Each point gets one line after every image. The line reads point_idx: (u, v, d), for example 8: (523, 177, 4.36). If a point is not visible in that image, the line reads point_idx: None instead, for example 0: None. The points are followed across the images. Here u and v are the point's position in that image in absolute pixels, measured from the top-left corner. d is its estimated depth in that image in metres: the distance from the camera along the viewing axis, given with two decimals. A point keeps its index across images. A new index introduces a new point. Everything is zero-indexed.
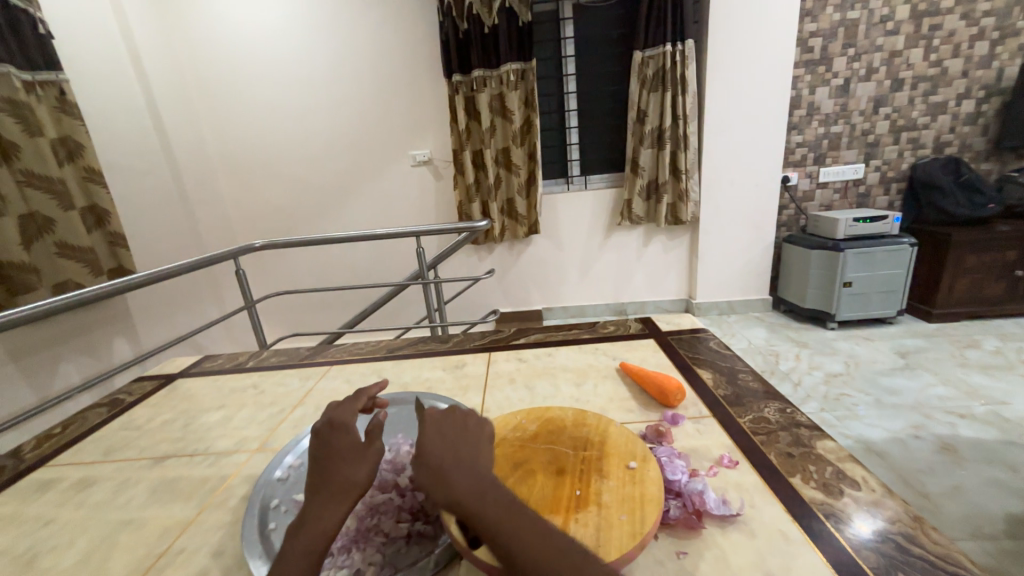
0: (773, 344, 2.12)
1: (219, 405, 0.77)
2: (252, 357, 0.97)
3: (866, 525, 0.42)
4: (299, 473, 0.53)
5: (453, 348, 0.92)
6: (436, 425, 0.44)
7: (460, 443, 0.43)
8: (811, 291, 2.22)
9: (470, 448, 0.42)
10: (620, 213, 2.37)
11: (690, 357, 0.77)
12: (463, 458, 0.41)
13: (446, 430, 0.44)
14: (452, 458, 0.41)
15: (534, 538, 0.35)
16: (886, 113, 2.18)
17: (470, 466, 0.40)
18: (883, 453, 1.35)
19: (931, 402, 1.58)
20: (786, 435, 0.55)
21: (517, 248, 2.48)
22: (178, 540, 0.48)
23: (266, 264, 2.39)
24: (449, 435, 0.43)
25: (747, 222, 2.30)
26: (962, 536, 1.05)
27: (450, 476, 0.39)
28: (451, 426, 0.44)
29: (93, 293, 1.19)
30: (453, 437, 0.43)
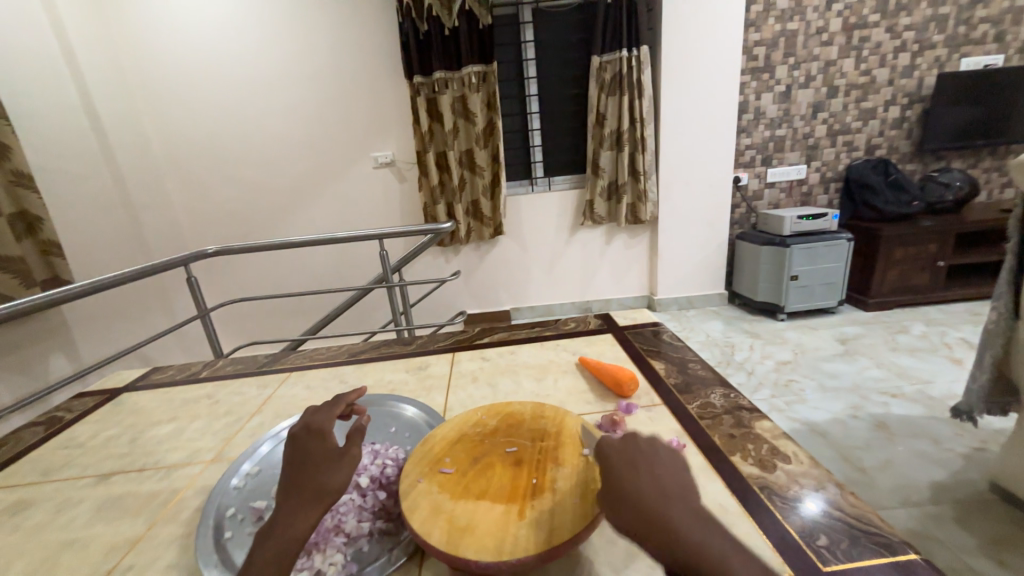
0: (728, 336, 2.23)
1: (170, 418, 0.74)
2: (207, 366, 0.94)
3: (796, 495, 0.46)
4: (257, 480, 0.52)
5: (417, 349, 0.92)
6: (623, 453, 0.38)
7: (654, 467, 0.37)
8: (761, 285, 2.35)
9: (665, 474, 0.37)
10: (583, 213, 2.43)
11: (646, 350, 0.81)
12: (664, 485, 0.35)
13: (632, 455, 0.38)
14: (656, 489, 0.35)
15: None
16: (824, 117, 2.35)
17: (683, 501, 0.34)
18: (826, 433, 1.46)
19: (868, 384, 1.72)
20: (729, 418, 0.60)
21: (483, 249, 2.49)
22: (127, 557, 0.46)
23: (221, 271, 2.29)
24: (637, 460, 0.38)
25: (702, 221, 2.42)
26: (893, 504, 1.15)
27: (665, 510, 0.33)
28: (638, 448, 0.39)
29: (27, 304, 1.11)
30: (643, 461, 0.38)
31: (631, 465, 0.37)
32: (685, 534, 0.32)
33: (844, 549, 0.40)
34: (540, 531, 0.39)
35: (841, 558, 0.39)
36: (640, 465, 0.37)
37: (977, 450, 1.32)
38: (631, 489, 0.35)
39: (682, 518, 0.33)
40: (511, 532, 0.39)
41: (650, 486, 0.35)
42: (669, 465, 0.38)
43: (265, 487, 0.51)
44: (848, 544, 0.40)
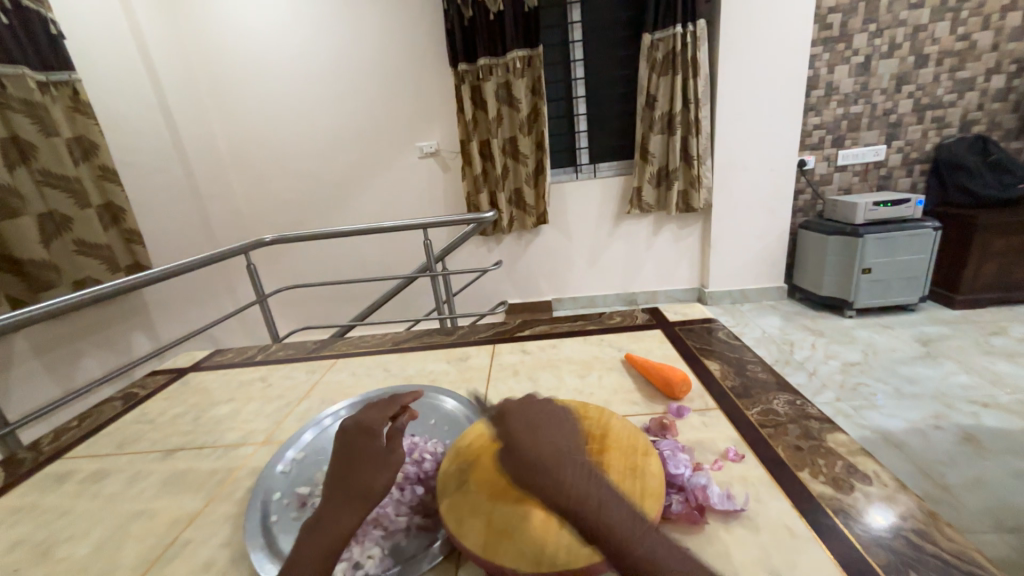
0: (788, 333, 2.07)
1: (228, 399, 0.78)
2: (261, 350, 0.99)
3: (877, 523, 0.41)
4: (301, 467, 0.53)
5: (458, 340, 0.92)
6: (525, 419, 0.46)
7: (548, 431, 0.45)
8: (827, 278, 2.16)
9: (557, 436, 0.44)
10: (629, 201, 2.33)
11: (698, 348, 0.76)
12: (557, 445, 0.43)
13: (533, 421, 0.46)
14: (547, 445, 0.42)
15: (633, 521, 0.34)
16: (909, 91, 2.09)
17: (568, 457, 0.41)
18: (902, 444, 1.32)
19: (953, 391, 1.53)
20: (795, 428, 0.54)
21: (526, 238, 2.46)
22: (185, 531, 0.49)
23: (278, 259, 2.43)
24: (537, 426, 0.46)
25: (761, 208, 2.24)
26: (983, 529, 1.02)
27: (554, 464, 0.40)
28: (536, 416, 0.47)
29: (112, 288, 1.21)
30: (539, 426, 0.46)
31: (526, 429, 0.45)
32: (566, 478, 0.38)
33: None
34: (583, 540, 0.36)
35: None
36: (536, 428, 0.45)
37: None
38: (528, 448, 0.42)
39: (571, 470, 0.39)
40: (552, 539, 0.36)
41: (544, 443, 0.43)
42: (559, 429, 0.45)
43: (309, 473, 0.52)
44: None
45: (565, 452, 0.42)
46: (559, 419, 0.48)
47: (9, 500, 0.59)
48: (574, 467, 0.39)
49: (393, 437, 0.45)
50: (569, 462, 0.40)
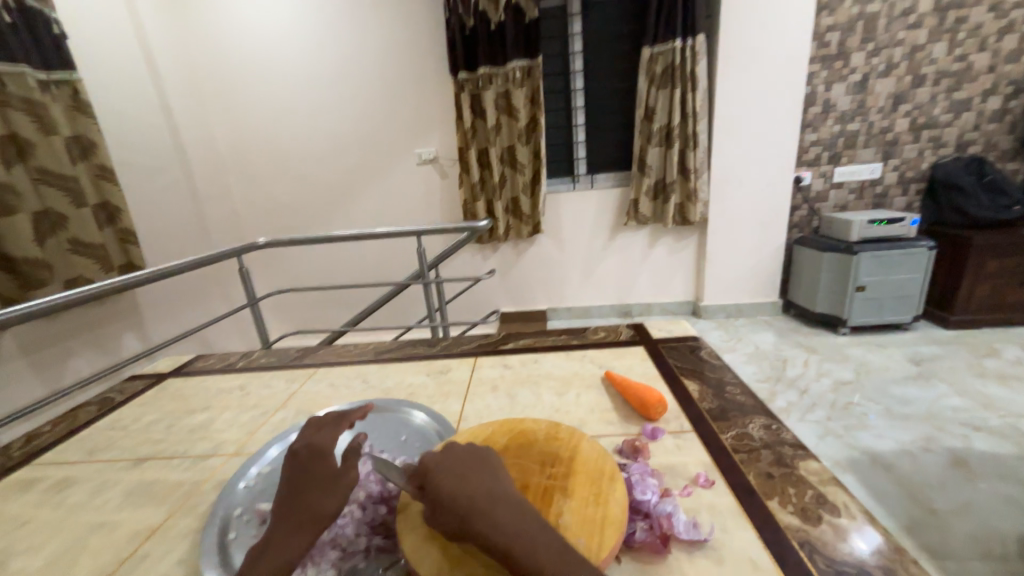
0: (781, 349, 2.06)
1: (205, 407, 0.78)
2: (243, 357, 0.98)
3: (843, 558, 0.40)
4: (265, 482, 0.53)
5: (442, 352, 0.91)
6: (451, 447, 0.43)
7: (475, 469, 0.40)
8: (822, 295, 2.16)
9: (485, 477, 0.39)
10: (626, 212, 2.33)
11: (680, 367, 0.75)
12: (485, 486, 0.38)
13: (463, 450, 0.42)
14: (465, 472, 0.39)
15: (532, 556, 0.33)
16: (905, 110, 2.10)
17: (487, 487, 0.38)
18: (891, 465, 1.31)
19: (944, 413, 1.52)
20: (769, 454, 0.53)
21: (522, 247, 2.46)
22: (143, 547, 0.48)
23: (273, 261, 2.42)
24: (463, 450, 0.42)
25: (757, 223, 2.24)
26: (969, 555, 1.01)
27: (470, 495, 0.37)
28: (450, 454, 0.41)
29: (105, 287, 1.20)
30: (459, 463, 0.40)
31: (451, 469, 0.39)
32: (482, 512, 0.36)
33: None
34: None
35: None
36: (458, 466, 0.40)
37: None
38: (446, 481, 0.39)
39: (504, 517, 0.35)
40: (505, 571, 0.36)
41: (474, 487, 0.38)
42: (479, 466, 0.40)
43: (272, 488, 0.52)
44: None
45: (498, 496, 0.37)
46: (472, 454, 0.42)
47: None
48: (509, 516, 0.36)
49: (347, 456, 0.44)
50: (502, 506, 0.36)
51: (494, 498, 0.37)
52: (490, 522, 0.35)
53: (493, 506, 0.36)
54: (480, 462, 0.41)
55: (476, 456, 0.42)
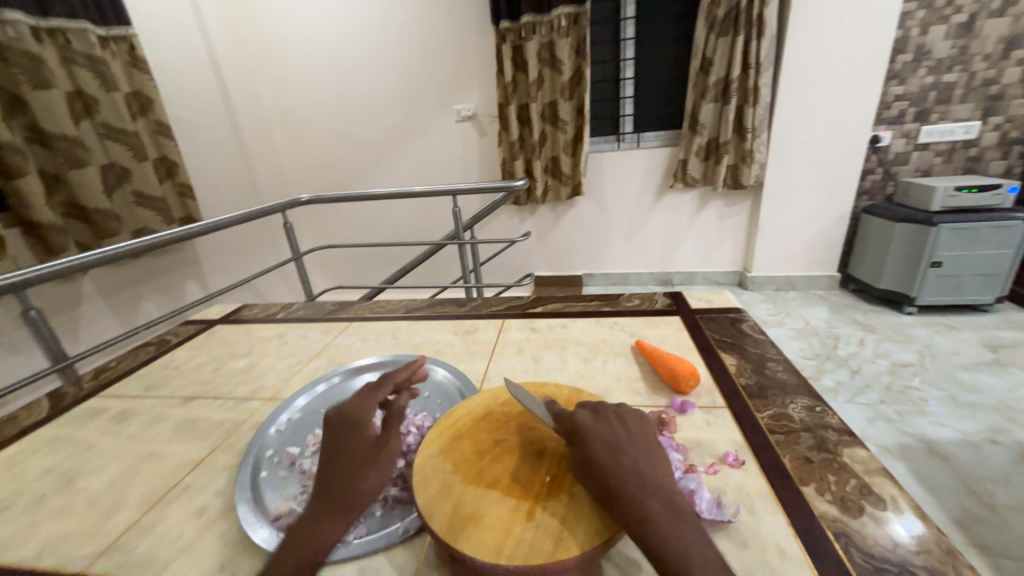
0: (834, 326, 1.92)
1: (246, 353, 0.82)
2: (283, 308, 1.02)
3: (884, 554, 0.36)
4: (295, 428, 0.55)
5: (470, 312, 0.91)
6: (598, 419, 0.41)
7: (634, 451, 0.37)
8: (888, 270, 1.97)
9: (648, 463, 0.37)
10: (672, 174, 2.19)
11: (717, 340, 0.71)
12: (644, 471, 0.36)
13: (610, 423, 0.40)
14: (610, 448, 0.37)
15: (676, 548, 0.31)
16: (1020, 57, 1.78)
17: (636, 468, 0.36)
18: (948, 455, 1.21)
19: (1020, 404, 1.38)
20: (809, 437, 0.49)
21: (560, 209, 2.39)
22: (187, 477, 0.52)
23: (317, 218, 2.50)
24: (614, 425, 0.40)
25: (821, 189, 2.04)
26: None
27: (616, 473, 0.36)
28: (613, 431, 0.39)
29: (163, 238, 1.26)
30: (621, 443, 0.38)
31: (607, 446, 0.38)
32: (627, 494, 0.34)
33: None
34: (545, 537, 0.35)
35: None
36: (620, 447, 0.38)
37: None
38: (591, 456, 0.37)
39: (658, 511, 0.33)
40: (514, 533, 0.35)
41: (628, 471, 0.35)
42: (646, 451, 0.38)
43: (301, 433, 0.54)
44: None
45: (655, 484, 0.35)
46: (643, 435, 0.40)
47: (49, 430, 0.65)
48: (664, 511, 0.33)
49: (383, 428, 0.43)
50: (659, 497, 0.34)
51: (649, 486, 0.35)
52: (642, 514, 0.33)
53: (648, 497, 0.34)
54: (644, 444, 0.39)
55: (646, 439, 0.39)
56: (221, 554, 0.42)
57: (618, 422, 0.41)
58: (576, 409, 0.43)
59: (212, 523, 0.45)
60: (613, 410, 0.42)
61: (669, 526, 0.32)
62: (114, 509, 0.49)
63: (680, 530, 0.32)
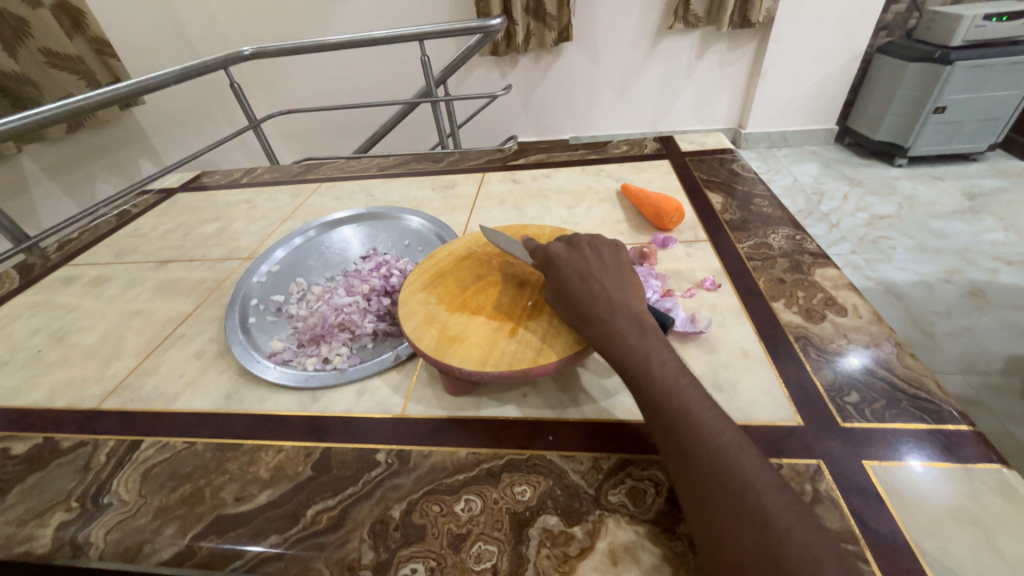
0: (821, 182, 1.90)
1: (214, 218, 0.78)
2: (246, 173, 0.95)
3: (837, 350, 0.40)
4: (277, 278, 0.55)
5: (447, 167, 0.85)
6: (573, 250, 0.40)
7: (604, 278, 0.37)
8: (889, 119, 1.87)
9: (620, 287, 0.37)
10: (673, 11, 1.88)
11: (705, 180, 0.68)
12: (613, 295, 0.36)
13: (585, 252, 0.40)
14: (582, 276, 0.37)
15: (637, 356, 0.32)
16: None
17: (606, 290, 0.36)
18: (904, 295, 1.32)
19: (981, 247, 1.45)
20: (785, 261, 0.50)
21: (545, 60, 2.11)
22: (179, 328, 0.53)
23: (268, 79, 2.19)
24: (588, 254, 0.40)
25: (838, 24, 1.80)
26: (951, 371, 1.09)
27: (585, 298, 0.36)
28: (584, 260, 0.39)
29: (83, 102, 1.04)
30: (593, 270, 0.38)
31: (578, 276, 0.38)
32: (596, 315, 0.35)
33: (875, 410, 0.35)
34: (527, 348, 0.37)
35: (867, 417, 0.34)
36: (591, 274, 0.38)
37: None
38: (565, 284, 0.38)
39: (625, 327, 0.34)
40: (498, 346, 0.37)
41: (597, 295, 0.36)
42: (618, 276, 0.38)
43: (283, 283, 0.54)
44: (883, 405, 0.35)
45: (623, 305, 0.35)
46: (617, 263, 0.39)
47: (27, 298, 0.64)
48: (630, 326, 0.34)
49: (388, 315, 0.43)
50: (626, 315, 0.34)
51: (617, 307, 0.35)
52: (610, 331, 0.34)
53: (615, 317, 0.34)
54: (617, 271, 0.38)
55: (620, 266, 0.39)
56: (224, 387, 0.44)
57: (592, 253, 0.40)
58: (552, 243, 0.42)
59: (211, 364, 0.47)
60: (589, 241, 0.41)
61: (633, 339, 0.33)
62: (113, 359, 0.50)
63: (645, 340, 0.33)
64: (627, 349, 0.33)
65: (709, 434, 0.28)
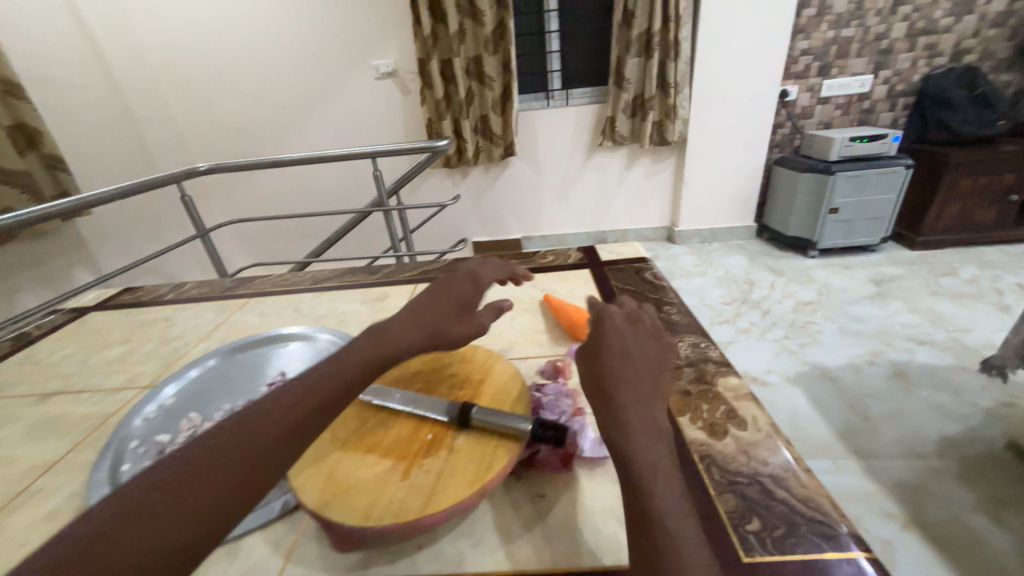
0: (749, 273, 2.07)
1: (123, 340, 0.74)
2: (173, 289, 0.92)
3: (739, 469, 0.39)
4: (166, 414, 0.50)
5: (381, 279, 0.86)
6: (619, 329, 0.40)
7: (638, 365, 0.38)
8: (795, 218, 2.13)
9: (650, 381, 0.37)
10: (602, 131, 2.17)
11: (621, 289, 0.72)
12: (642, 387, 0.36)
13: (625, 335, 0.40)
14: (621, 359, 0.38)
15: (642, 457, 0.32)
16: (905, 12, 1.93)
17: (638, 379, 0.37)
18: (836, 378, 1.38)
19: (895, 329, 1.59)
20: (690, 371, 0.52)
21: (493, 171, 2.33)
22: (39, 480, 0.46)
23: (227, 189, 2.27)
24: (626, 338, 0.40)
25: (738, 143, 2.14)
26: (893, 456, 1.10)
27: (614, 381, 0.36)
28: (626, 340, 0.39)
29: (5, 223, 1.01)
30: (630, 356, 0.38)
31: (619, 352, 0.38)
32: (620, 401, 0.35)
33: (776, 539, 0.34)
34: (417, 495, 0.34)
35: (769, 548, 0.33)
36: (628, 358, 0.38)
37: (1003, 405, 1.22)
38: (603, 361, 0.38)
39: (639, 424, 0.34)
40: (386, 494, 0.35)
41: (627, 380, 0.36)
42: (650, 369, 0.39)
43: (173, 419, 0.49)
44: (783, 533, 0.34)
45: (648, 402, 0.35)
46: (651, 352, 0.40)
47: None
48: (647, 425, 0.34)
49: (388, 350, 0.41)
50: (644, 413, 0.35)
51: (642, 401, 0.35)
52: (626, 424, 0.34)
53: (637, 410, 0.34)
54: (649, 362, 0.39)
55: (654, 358, 0.40)
56: None
57: (635, 336, 0.41)
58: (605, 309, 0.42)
59: None
60: (635, 325, 0.42)
61: (646, 440, 0.33)
62: None
63: (656, 445, 0.33)
64: (640, 449, 0.32)
65: (685, 556, 0.27)
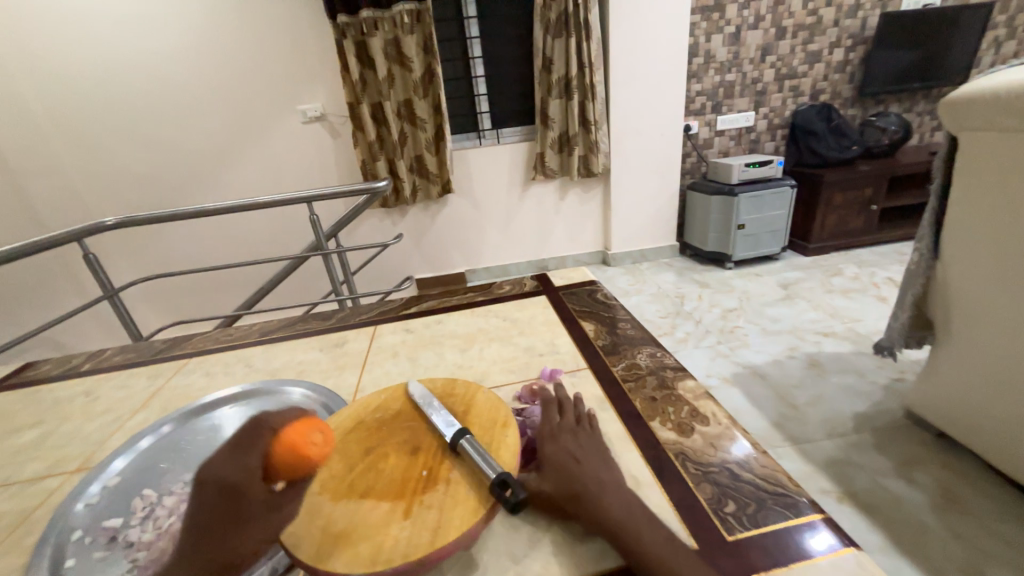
0: (679, 287, 2.26)
1: (36, 422, 0.64)
2: (90, 358, 0.82)
3: (710, 460, 0.44)
4: (113, 496, 0.46)
5: (337, 323, 0.84)
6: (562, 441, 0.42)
7: (591, 466, 0.40)
8: (711, 235, 2.38)
9: (610, 475, 0.39)
10: (533, 167, 2.31)
11: (578, 311, 0.77)
12: (607, 483, 0.38)
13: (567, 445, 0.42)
14: (576, 468, 0.39)
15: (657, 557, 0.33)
16: (772, 61, 2.32)
17: (604, 477, 0.39)
18: (765, 374, 1.53)
19: (804, 325, 1.81)
20: (653, 379, 0.57)
21: (433, 209, 2.36)
22: None
23: (137, 244, 2.07)
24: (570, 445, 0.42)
25: (654, 172, 2.38)
26: (821, 436, 1.24)
27: (590, 489, 0.37)
28: (567, 448, 0.41)
29: None
30: (578, 462, 0.40)
31: (572, 463, 0.40)
32: (603, 505, 0.36)
33: (749, 515, 0.38)
34: (424, 531, 0.34)
35: (746, 525, 0.37)
36: (579, 466, 0.40)
37: (896, 380, 1.43)
38: (564, 475, 0.39)
39: (630, 521, 0.35)
40: (390, 535, 0.34)
41: (592, 486, 0.38)
42: (602, 461, 0.41)
43: (124, 500, 0.45)
44: (754, 509, 0.39)
45: (623, 496, 0.37)
46: (593, 446, 0.42)
47: None
48: (640, 519, 0.35)
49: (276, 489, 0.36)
50: (631, 511, 0.36)
51: (614, 496, 0.37)
52: (620, 526, 0.35)
53: (620, 510, 0.36)
54: (596, 454, 0.41)
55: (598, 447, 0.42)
56: None
57: (573, 439, 0.43)
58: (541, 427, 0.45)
59: None
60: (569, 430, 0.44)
61: (650, 536, 0.34)
62: None
63: (658, 535, 0.34)
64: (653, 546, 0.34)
65: None
